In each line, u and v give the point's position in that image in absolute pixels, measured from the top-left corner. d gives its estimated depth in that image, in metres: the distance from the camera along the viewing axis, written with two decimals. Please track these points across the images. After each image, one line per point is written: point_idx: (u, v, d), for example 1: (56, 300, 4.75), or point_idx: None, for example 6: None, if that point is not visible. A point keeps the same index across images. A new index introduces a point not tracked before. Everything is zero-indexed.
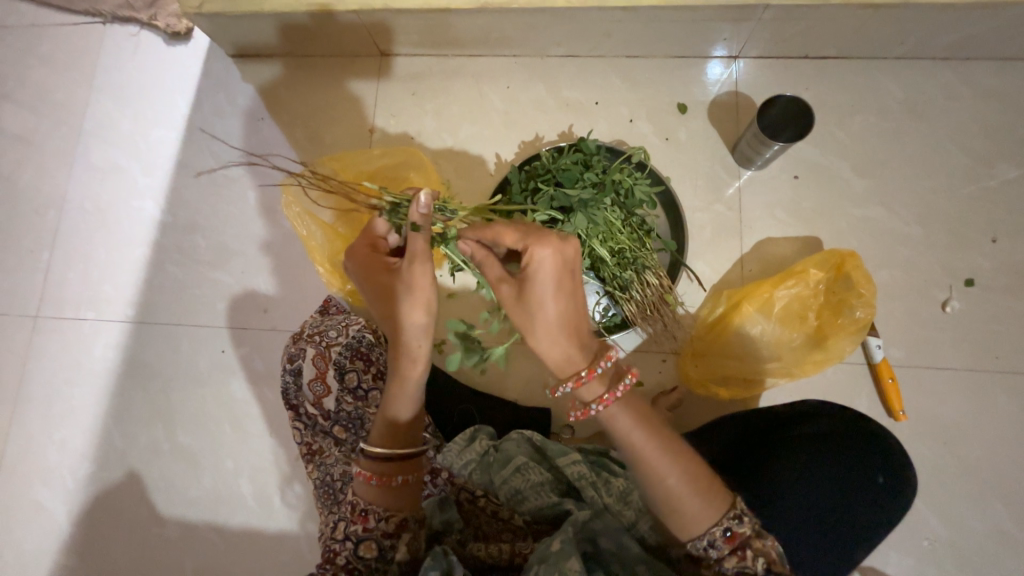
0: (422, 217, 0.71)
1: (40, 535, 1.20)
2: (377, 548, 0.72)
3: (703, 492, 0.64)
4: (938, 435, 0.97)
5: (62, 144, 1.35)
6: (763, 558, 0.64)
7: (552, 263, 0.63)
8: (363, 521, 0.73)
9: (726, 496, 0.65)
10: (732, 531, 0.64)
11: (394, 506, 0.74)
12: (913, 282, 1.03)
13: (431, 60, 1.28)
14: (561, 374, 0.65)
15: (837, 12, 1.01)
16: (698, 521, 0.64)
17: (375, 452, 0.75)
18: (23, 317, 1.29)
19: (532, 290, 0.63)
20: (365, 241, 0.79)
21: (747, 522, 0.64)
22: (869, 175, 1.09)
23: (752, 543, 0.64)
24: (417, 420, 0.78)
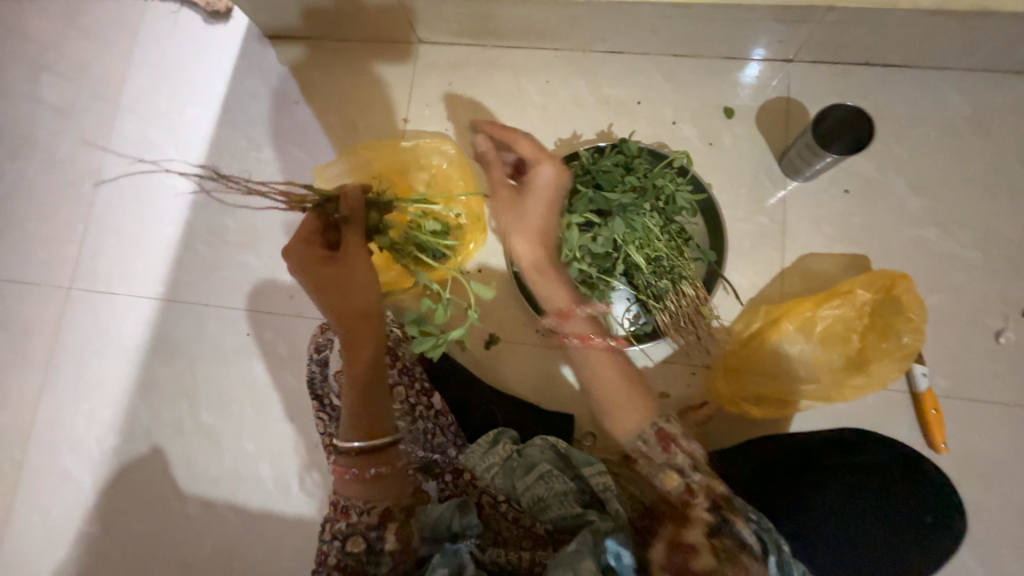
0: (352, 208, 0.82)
1: (66, 501, 1.23)
2: (363, 542, 0.74)
3: (635, 394, 0.77)
4: (983, 470, 0.93)
5: (99, 118, 1.36)
6: (694, 461, 0.72)
7: (549, 181, 0.86)
8: (346, 518, 0.76)
9: (650, 400, 0.77)
10: (659, 425, 0.74)
11: (375, 498, 0.76)
12: (965, 308, 0.99)
13: (469, 49, 1.25)
14: (535, 269, 0.85)
15: (905, 19, 0.95)
16: (633, 410, 0.76)
17: (345, 445, 0.78)
18: (56, 289, 1.31)
19: (529, 196, 0.86)
20: (295, 241, 0.81)
21: (674, 424, 0.75)
22: (924, 194, 1.04)
23: (681, 444, 0.73)
24: (384, 396, 0.81)
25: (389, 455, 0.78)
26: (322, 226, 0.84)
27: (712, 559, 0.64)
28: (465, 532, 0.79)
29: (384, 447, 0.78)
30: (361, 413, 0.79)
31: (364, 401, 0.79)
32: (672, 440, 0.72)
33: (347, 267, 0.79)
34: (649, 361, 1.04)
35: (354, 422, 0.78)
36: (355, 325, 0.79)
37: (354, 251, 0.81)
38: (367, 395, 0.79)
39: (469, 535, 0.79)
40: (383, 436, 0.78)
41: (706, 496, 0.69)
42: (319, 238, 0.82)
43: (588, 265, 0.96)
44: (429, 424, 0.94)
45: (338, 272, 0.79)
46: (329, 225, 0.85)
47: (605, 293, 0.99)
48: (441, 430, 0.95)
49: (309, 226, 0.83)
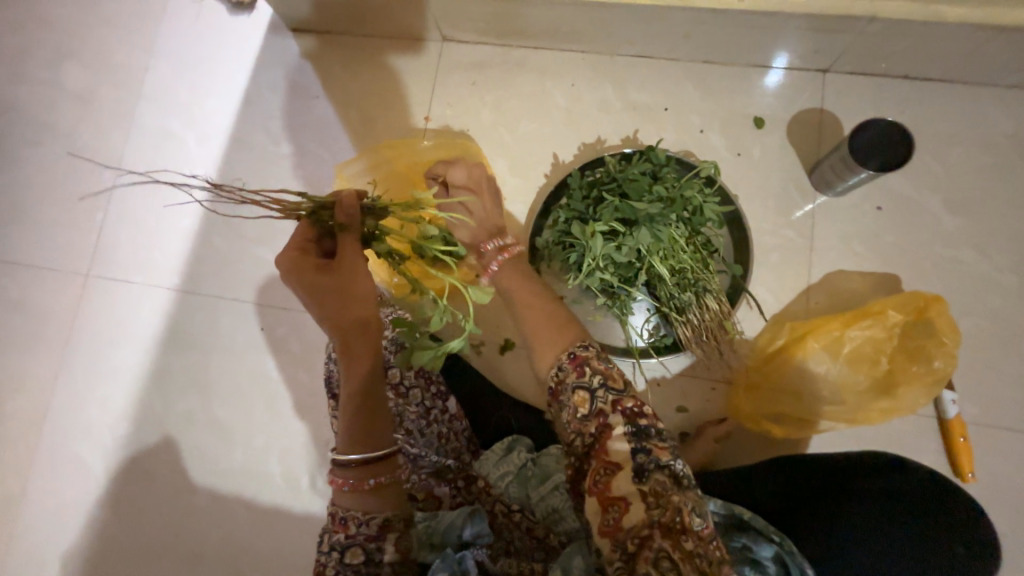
0: (348, 217, 0.77)
1: (78, 488, 1.24)
2: (363, 554, 0.70)
3: (552, 317, 0.74)
4: (1006, 499, 0.92)
5: (121, 106, 1.36)
6: (602, 377, 0.66)
7: (461, 172, 0.98)
8: (345, 529, 0.71)
9: (574, 329, 0.72)
10: (574, 353, 0.69)
11: (374, 510, 0.71)
12: (997, 334, 0.96)
13: (494, 49, 1.23)
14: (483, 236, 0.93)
15: (950, 32, 0.92)
16: (554, 340, 0.72)
17: (343, 459, 0.72)
18: (73, 275, 1.31)
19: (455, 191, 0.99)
20: (291, 247, 0.74)
21: (591, 348, 0.69)
22: (960, 214, 1.01)
23: (592, 363, 0.67)
24: (383, 418, 0.74)
25: (389, 466, 0.73)
26: (317, 233, 0.78)
27: (643, 510, 0.60)
28: (474, 540, 0.79)
29: (384, 459, 0.72)
30: (360, 430, 0.72)
31: (363, 419, 0.72)
32: (582, 362, 0.67)
33: (344, 274, 0.73)
34: (668, 374, 1.02)
35: (353, 438, 0.72)
36: (353, 335, 0.72)
37: (353, 260, 0.74)
38: (367, 411, 0.72)
39: (478, 543, 0.79)
40: (383, 449, 0.72)
41: (626, 425, 0.63)
42: (314, 245, 0.76)
43: (610, 274, 0.94)
44: (442, 428, 0.93)
45: (334, 279, 0.72)
46: (325, 232, 0.79)
47: (626, 303, 0.97)
48: (454, 434, 0.94)
49: (303, 231, 0.77)
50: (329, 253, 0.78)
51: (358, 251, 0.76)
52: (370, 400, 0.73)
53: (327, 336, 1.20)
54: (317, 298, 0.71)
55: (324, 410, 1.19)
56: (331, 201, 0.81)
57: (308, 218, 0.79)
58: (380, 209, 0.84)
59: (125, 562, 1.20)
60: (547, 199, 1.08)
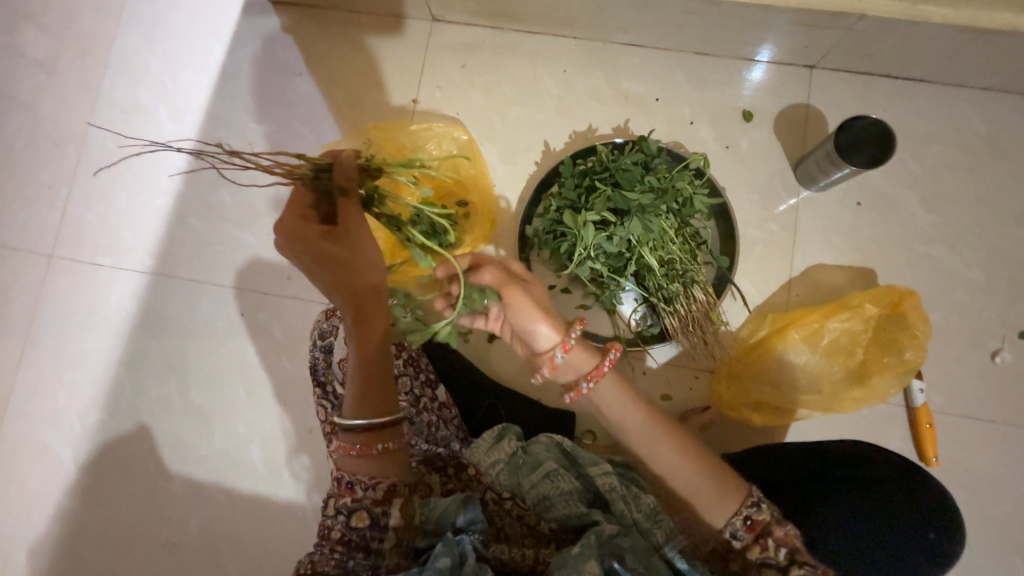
0: (348, 180, 0.74)
1: (45, 477, 1.19)
2: (369, 517, 0.71)
3: (715, 475, 0.71)
4: (965, 483, 0.98)
5: (87, 76, 1.28)
6: (786, 549, 0.67)
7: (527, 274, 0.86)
8: (352, 493, 0.72)
9: (741, 486, 0.70)
10: (752, 520, 0.69)
11: (381, 474, 0.73)
12: (963, 327, 1.02)
13: (486, 31, 1.20)
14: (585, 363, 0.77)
15: (935, 33, 0.94)
16: (726, 506, 0.70)
17: (347, 424, 0.72)
18: (36, 255, 1.24)
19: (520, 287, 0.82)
20: (291, 213, 0.71)
21: (765, 509, 0.69)
22: (936, 211, 1.05)
23: (773, 530, 0.68)
24: (390, 384, 0.75)
25: (394, 433, 0.74)
26: (316, 198, 0.75)
27: None
28: (468, 526, 0.78)
29: (390, 425, 0.73)
30: (367, 397, 0.73)
31: (372, 386, 0.73)
32: (764, 531, 0.68)
33: (351, 243, 0.70)
34: (654, 362, 1.05)
35: (359, 405, 0.72)
36: (360, 304, 0.71)
37: (359, 227, 0.72)
38: (376, 379, 0.73)
39: (473, 529, 0.78)
40: (389, 416, 0.73)
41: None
42: (314, 210, 0.73)
43: (601, 264, 0.95)
44: (432, 416, 0.92)
45: (342, 247, 0.70)
46: (322, 198, 0.76)
47: (614, 293, 0.98)
48: (443, 421, 0.93)
49: (303, 197, 0.74)
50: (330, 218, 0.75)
51: (361, 215, 0.73)
52: (380, 368, 0.74)
53: (311, 323, 1.18)
54: (325, 268, 0.69)
55: (307, 398, 1.17)
56: (329, 162, 0.79)
57: (308, 182, 0.76)
58: (377, 169, 0.83)
59: (97, 551, 1.17)
60: (538, 187, 1.08)
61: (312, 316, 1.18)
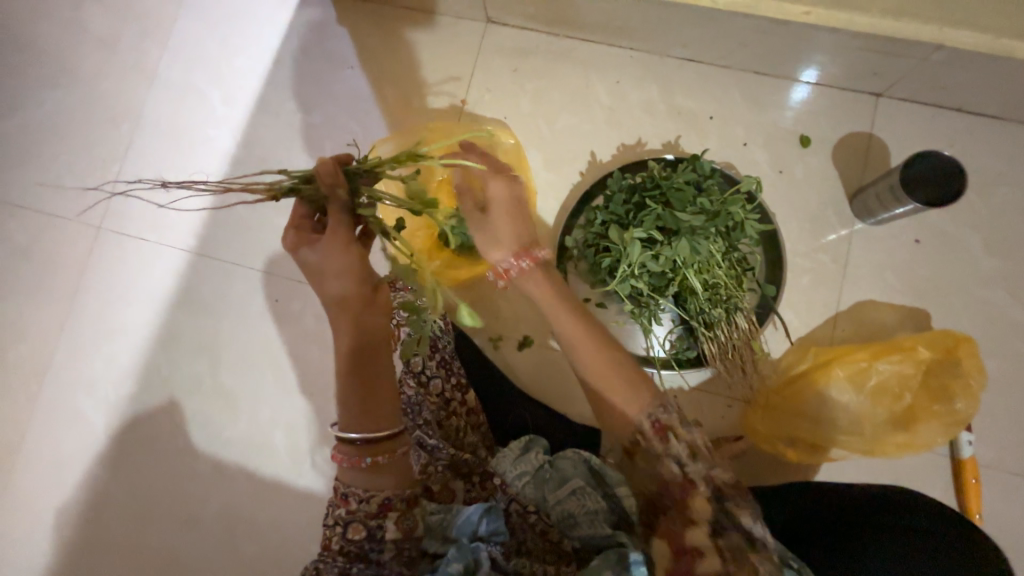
0: (326, 187, 0.71)
1: (77, 441, 1.23)
2: (364, 529, 0.69)
3: (624, 371, 0.71)
4: (1009, 543, 0.93)
5: (145, 56, 1.31)
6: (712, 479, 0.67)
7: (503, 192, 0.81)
8: (346, 504, 0.69)
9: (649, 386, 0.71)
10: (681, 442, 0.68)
11: (375, 487, 0.69)
12: (1019, 379, 0.97)
13: (540, 37, 1.18)
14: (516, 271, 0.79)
15: (1018, 70, 0.89)
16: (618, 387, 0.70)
17: (342, 436, 0.69)
18: (85, 228, 1.28)
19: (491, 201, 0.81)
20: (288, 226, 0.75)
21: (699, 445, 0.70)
22: (1000, 255, 1.00)
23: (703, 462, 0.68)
24: (378, 396, 0.70)
25: (387, 445, 0.70)
26: (308, 209, 0.76)
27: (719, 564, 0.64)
28: (489, 536, 0.76)
29: (385, 439, 0.69)
30: (356, 404, 0.70)
31: (355, 392, 0.69)
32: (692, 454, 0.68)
33: (327, 249, 0.70)
34: (685, 386, 1.03)
35: (350, 413, 0.70)
36: (341, 309, 0.70)
37: (335, 232, 0.71)
38: (360, 383, 0.70)
39: (493, 541, 0.76)
40: (384, 428, 0.70)
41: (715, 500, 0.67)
42: (308, 221, 0.75)
43: (643, 282, 0.92)
44: (459, 421, 0.93)
45: (322, 253, 0.70)
46: (319, 209, 0.77)
47: (653, 312, 0.96)
48: (470, 428, 0.94)
49: (296, 210, 0.76)
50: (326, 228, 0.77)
51: (340, 219, 0.72)
52: (361, 377, 0.70)
53: None
54: (310, 272, 0.72)
55: (333, 389, 1.18)
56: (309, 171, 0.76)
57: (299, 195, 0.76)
58: (369, 171, 0.78)
59: (120, 520, 1.20)
60: (581, 199, 1.06)
61: None
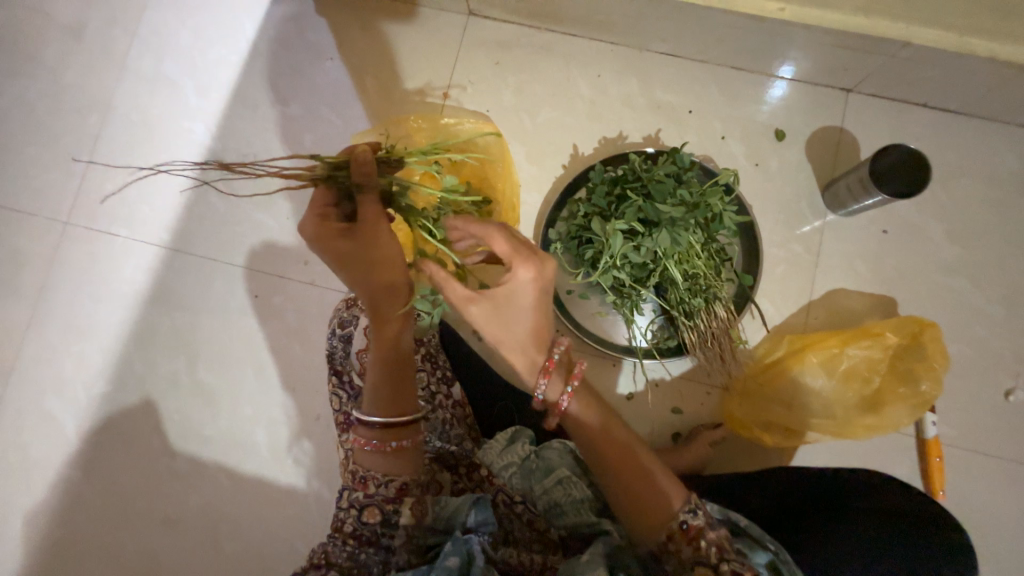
0: (365, 178, 0.72)
1: (48, 443, 1.18)
2: (380, 514, 0.71)
3: (648, 490, 0.70)
4: (969, 518, 0.99)
5: (112, 44, 1.26)
6: (717, 549, 0.66)
7: (530, 285, 0.69)
8: (364, 488, 0.72)
9: (680, 491, 0.70)
10: (686, 524, 0.68)
11: (394, 472, 0.72)
12: (979, 362, 1.02)
13: (522, 30, 1.18)
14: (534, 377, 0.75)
15: (978, 67, 0.93)
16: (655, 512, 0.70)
17: (365, 420, 0.73)
18: (52, 223, 1.23)
19: (509, 301, 0.70)
20: (312, 216, 0.73)
21: (700, 515, 0.69)
22: (962, 245, 1.05)
23: (706, 534, 0.67)
24: (411, 387, 0.76)
25: (409, 431, 0.74)
26: (335, 197, 0.75)
27: None
28: (478, 527, 0.75)
29: (407, 423, 0.73)
30: (382, 388, 0.73)
31: (392, 379, 0.74)
32: (696, 533, 0.67)
33: (368, 243, 0.71)
34: (667, 375, 1.05)
35: (375, 397, 0.73)
36: (385, 300, 0.73)
37: (377, 225, 0.71)
38: (397, 371, 0.75)
39: (482, 531, 0.75)
40: (407, 415, 0.74)
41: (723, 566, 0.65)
42: (335, 210, 0.74)
43: (625, 273, 0.94)
44: (447, 413, 0.93)
45: (364, 244, 0.71)
46: (343, 194, 0.75)
47: (635, 303, 0.98)
48: (457, 420, 0.94)
49: (322, 198, 0.74)
50: (350, 217, 0.76)
51: (378, 211, 0.72)
52: (401, 364, 0.76)
53: (326, 310, 1.18)
54: (344, 265, 0.72)
55: (316, 385, 1.16)
56: (344, 158, 0.75)
57: (324, 181, 0.75)
58: (395, 160, 0.82)
59: (95, 524, 1.16)
60: (565, 192, 1.07)
61: (327, 304, 1.18)
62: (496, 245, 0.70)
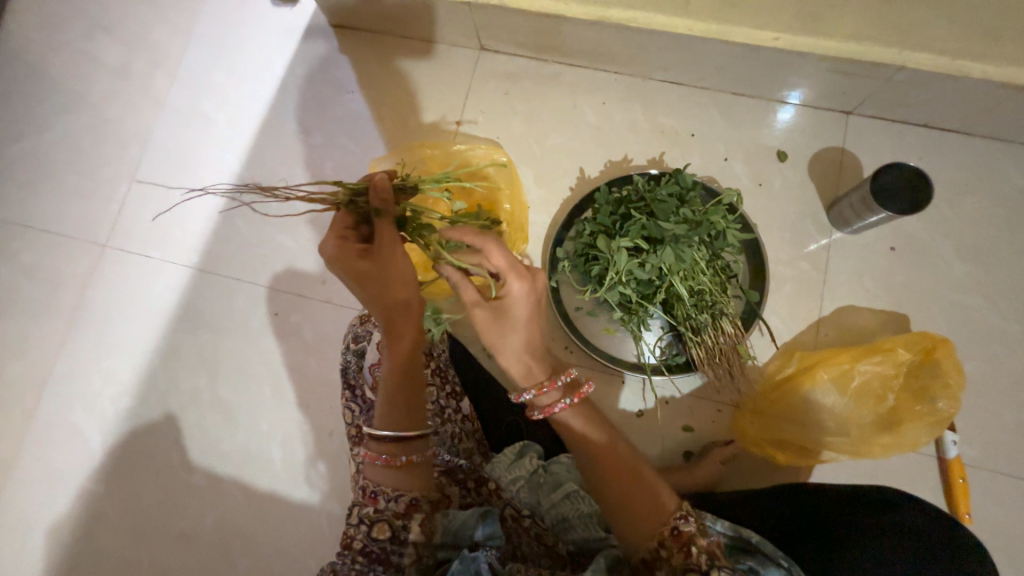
0: (381, 203, 0.77)
1: (73, 457, 1.23)
2: (390, 530, 0.71)
3: (641, 495, 0.70)
4: (998, 543, 0.95)
5: (155, 83, 1.38)
6: (708, 555, 0.66)
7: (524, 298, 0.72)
8: (374, 503, 0.72)
9: (672, 496, 0.71)
10: (679, 529, 0.68)
11: (403, 487, 0.73)
12: (999, 380, 1.00)
13: (530, 62, 1.26)
14: (526, 383, 0.75)
15: (973, 88, 0.96)
16: (647, 518, 0.69)
17: (376, 434, 0.73)
18: (90, 245, 1.32)
19: (508, 317, 0.72)
20: (332, 238, 0.75)
21: (692, 521, 0.69)
22: (973, 261, 1.05)
23: (697, 540, 0.67)
24: (422, 400, 0.76)
25: (419, 447, 0.75)
26: (355, 221, 0.79)
27: None
28: (486, 541, 0.76)
29: (417, 439, 0.74)
30: (395, 401, 0.74)
31: (404, 391, 0.74)
32: (688, 539, 0.67)
33: (385, 262, 0.73)
34: (677, 392, 1.05)
35: (388, 411, 0.74)
36: (399, 315, 0.74)
37: (392, 245, 0.75)
38: (409, 384, 0.75)
39: (490, 545, 0.75)
40: (417, 430, 0.74)
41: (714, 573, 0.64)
42: (354, 232, 0.77)
43: (631, 290, 0.96)
44: (455, 428, 0.94)
45: (379, 263, 0.73)
46: (361, 219, 0.80)
47: (641, 319, 0.99)
48: (465, 434, 0.95)
49: (341, 220, 0.78)
50: (367, 239, 0.80)
51: (393, 232, 0.76)
52: (412, 377, 0.75)
53: (341, 328, 1.22)
54: (360, 282, 0.73)
55: (330, 401, 1.19)
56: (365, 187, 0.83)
57: (346, 208, 0.81)
58: (411, 188, 0.87)
59: (113, 538, 1.19)
60: (572, 213, 1.10)
61: (343, 321, 1.22)
62: (495, 258, 0.72)
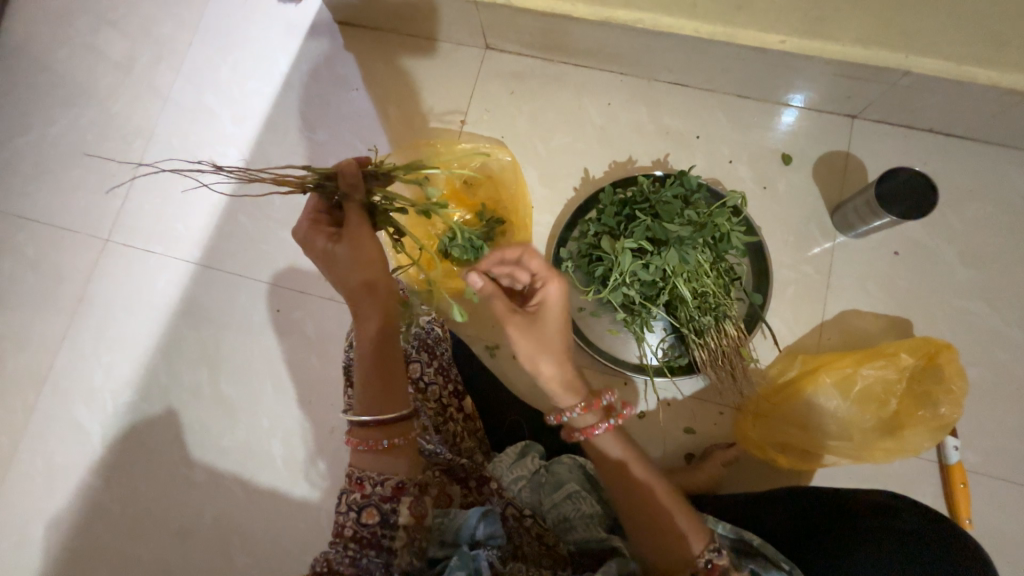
0: (348, 188, 0.78)
1: (73, 451, 1.23)
2: (378, 514, 0.70)
3: (676, 527, 0.72)
4: (1000, 550, 0.95)
5: (159, 78, 1.38)
6: None
7: (558, 304, 0.77)
8: (360, 488, 0.71)
9: (706, 529, 0.72)
10: (713, 563, 0.70)
11: (389, 470, 0.72)
12: (1002, 386, 1.00)
13: (536, 62, 1.26)
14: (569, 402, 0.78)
15: (979, 94, 0.96)
16: (681, 548, 0.71)
17: (359, 419, 0.73)
18: (93, 239, 1.32)
19: (545, 325, 0.77)
20: (305, 221, 0.78)
21: (725, 555, 0.71)
22: (977, 267, 1.05)
23: (731, 575, 0.69)
24: (400, 381, 0.76)
25: (401, 428, 0.74)
26: (325, 206, 0.82)
27: None
28: (486, 540, 0.76)
29: (398, 420, 0.73)
30: (375, 384, 0.74)
31: (377, 373, 0.74)
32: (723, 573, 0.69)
33: (351, 246, 0.74)
34: (678, 394, 1.05)
35: (367, 395, 0.74)
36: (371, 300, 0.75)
37: (359, 228, 0.76)
38: (384, 367, 0.74)
39: (490, 544, 0.76)
40: (398, 411, 0.74)
41: None
42: (325, 216, 0.81)
43: (634, 291, 0.96)
44: (456, 425, 0.94)
45: (345, 247, 0.74)
46: (335, 205, 0.82)
47: (644, 321, 0.99)
48: (467, 432, 0.95)
49: (314, 206, 0.81)
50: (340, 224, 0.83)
51: (360, 217, 0.77)
52: (386, 358, 0.75)
53: (344, 325, 1.22)
54: (330, 266, 0.75)
55: (331, 398, 1.19)
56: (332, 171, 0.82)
57: (316, 194, 0.82)
58: (384, 174, 0.83)
59: (111, 532, 1.18)
60: (575, 214, 1.10)
61: (345, 319, 1.22)
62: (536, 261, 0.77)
